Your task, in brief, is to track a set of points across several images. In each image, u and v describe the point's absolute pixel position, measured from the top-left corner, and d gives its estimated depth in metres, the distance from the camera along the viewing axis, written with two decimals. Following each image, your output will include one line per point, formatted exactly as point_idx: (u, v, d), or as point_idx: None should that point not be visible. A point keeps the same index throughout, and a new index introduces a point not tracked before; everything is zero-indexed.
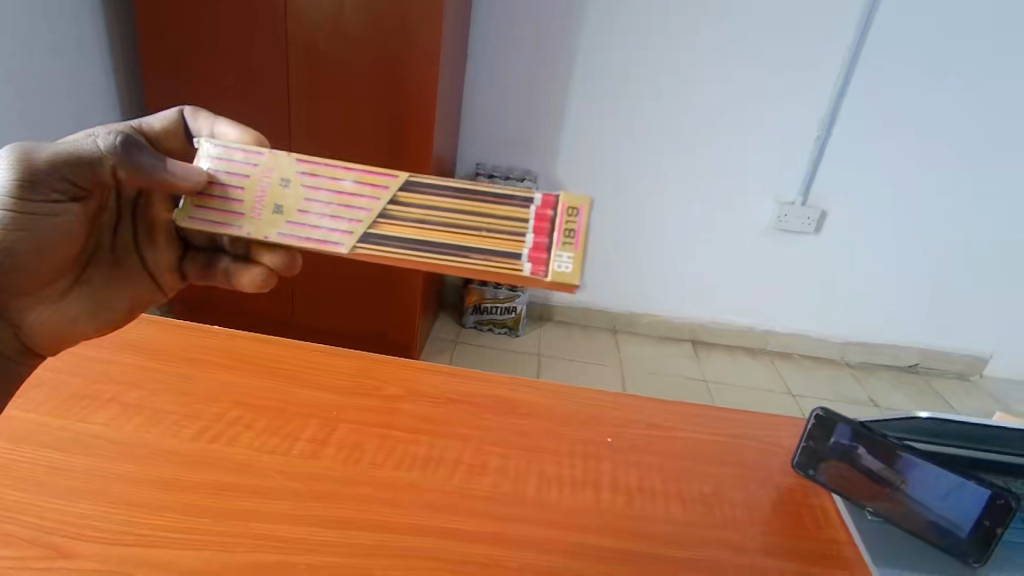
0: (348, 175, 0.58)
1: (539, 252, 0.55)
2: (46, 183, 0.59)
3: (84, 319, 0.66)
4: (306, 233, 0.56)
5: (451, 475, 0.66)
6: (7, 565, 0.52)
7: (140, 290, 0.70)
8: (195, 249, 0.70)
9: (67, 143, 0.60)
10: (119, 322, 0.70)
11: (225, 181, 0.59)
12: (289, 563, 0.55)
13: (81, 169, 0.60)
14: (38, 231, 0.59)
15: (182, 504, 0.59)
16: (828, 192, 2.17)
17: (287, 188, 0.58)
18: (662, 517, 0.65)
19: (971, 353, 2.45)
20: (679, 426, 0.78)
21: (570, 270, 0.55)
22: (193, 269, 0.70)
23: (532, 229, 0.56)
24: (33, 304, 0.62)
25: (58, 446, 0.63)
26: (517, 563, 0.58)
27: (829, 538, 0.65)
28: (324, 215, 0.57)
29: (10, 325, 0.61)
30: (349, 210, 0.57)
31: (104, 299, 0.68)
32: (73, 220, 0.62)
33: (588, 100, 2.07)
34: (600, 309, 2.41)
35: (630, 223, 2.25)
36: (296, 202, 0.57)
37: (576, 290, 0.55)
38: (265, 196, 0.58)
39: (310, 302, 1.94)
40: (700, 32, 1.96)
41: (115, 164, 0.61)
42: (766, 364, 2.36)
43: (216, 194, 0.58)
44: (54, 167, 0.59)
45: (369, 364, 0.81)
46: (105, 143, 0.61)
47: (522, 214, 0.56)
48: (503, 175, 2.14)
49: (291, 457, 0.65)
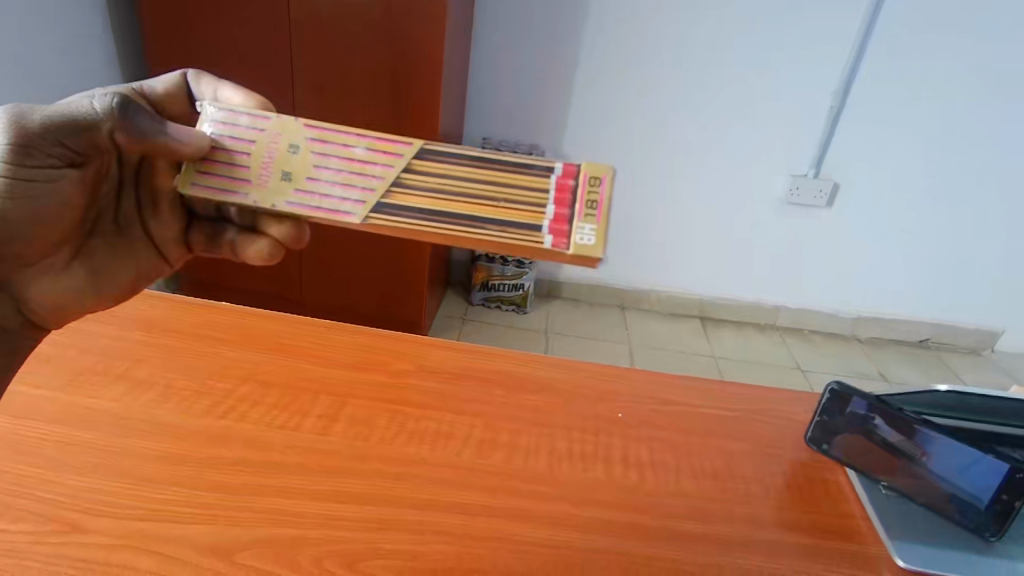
0: (359, 142, 0.57)
1: (560, 224, 0.54)
2: (41, 147, 0.57)
3: (89, 291, 0.66)
4: (316, 203, 0.55)
5: (461, 450, 0.66)
6: (21, 539, 0.52)
7: (144, 263, 0.70)
8: (200, 219, 0.70)
9: (61, 106, 0.58)
10: (124, 294, 0.70)
11: (230, 146, 0.57)
12: (302, 538, 0.55)
13: (76, 133, 0.58)
14: (31, 195, 0.58)
15: (194, 481, 0.59)
16: (841, 165, 2.13)
17: (295, 155, 0.57)
18: (673, 492, 0.65)
19: (984, 329, 2.42)
20: (691, 401, 0.78)
21: (592, 242, 0.54)
22: (198, 238, 0.70)
23: (553, 200, 0.54)
24: (35, 273, 0.62)
25: (70, 422, 0.63)
26: (529, 538, 0.58)
27: (843, 512, 0.64)
28: (334, 183, 0.56)
29: (13, 298, 0.61)
30: (362, 178, 0.56)
31: (105, 272, 0.68)
32: (68, 184, 0.61)
33: (595, 91, 2.06)
34: (608, 286, 2.39)
35: (639, 197, 2.22)
36: (305, 169, 0.56)
37: (597, 264, 0.54)
38: (272, 162, 0.57)
39: (320, 282, 1.94)
40: (706, 26, 1.94)
41: (111, 126, 0.59)
42: (774, 339, 2.35)
43: (221, 160, 0.57)
44: (47, 131, 0.57)
45: (378, 340, 0.80)
46: (100, 105, 0.59)
47: (543, 185, 0.55)
48: (510, 151, 2.11)
49: (302, 433, 0.65)
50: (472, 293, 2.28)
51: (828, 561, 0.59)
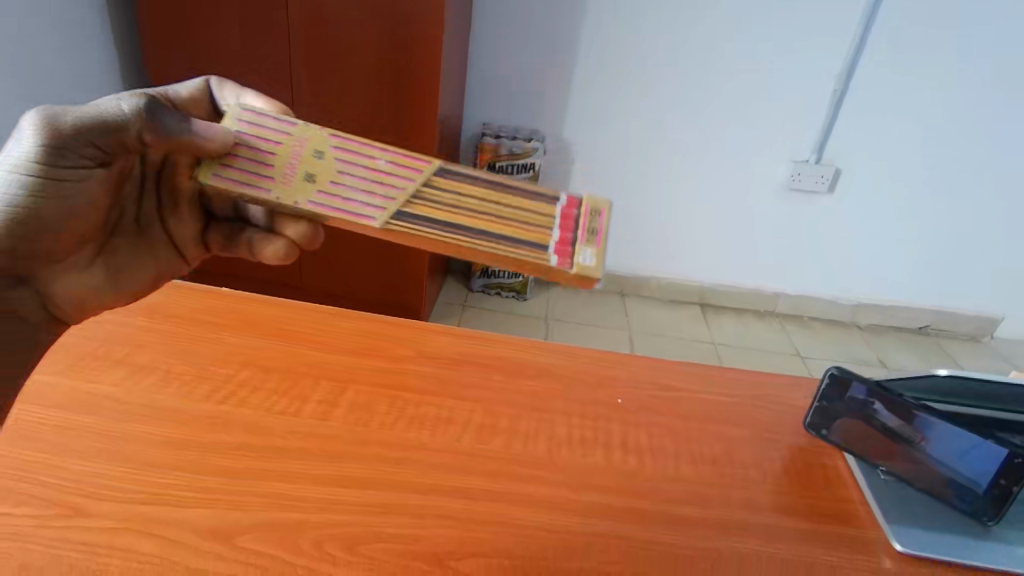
0: (382, 155, 0.57)
1: (564, 245, 0.54)
2: (72, 149, 0.56)
3: (110, 289, 0.65)
4: (338, 203, 0.54)
5: (461, 435, 0.66)
6: (23, 523, 0.53)
7: (163, 262, 0.70)
8: (219, 220, 0.72)
9: (91, 106, 0.56)
10: (142, 291, 0.70)
11: (254, 146, 0.57)
12: (303, 522, 0.55)
13: (106, 134, 0.56)
14: (59, 195, 0.57)
15: (194, 466, 0.59)
16: (843, 150, 2.12)
17: (320, 160, 0.56)
18: (672, 477, 0.65)
19: (983, 314, 2.42)
20: (691, 386, 0.78)
21: (593, 263, 0.53)
22: (216, 239, 0.72)
23: (558, 225, 0.56)
24: (62, 270, 0.61)
25: (71, 406, 0.63)
26: (528, 522, 0.58)
27: (841, 497, 0.65)
28: (356, 188, 0.55)
29: (38, 292, 0.60)
30: (384, 186, 0.56)
31: (125, 269, 0.67)
32: (96, 184, 0.59)
33: (592, 92, 2.07)
34: (608, 272, 2.39)
35: (639, 183, 2.22)
36: (329, 173, 0.56)
37: (595, 284, 0.54)
38: (296, 163, 0.56)
39: (319, 269, 1.94)
40: (710, 10, 1.92)
41: (142, 129, 0.57)
42: (774, 326, 2.35)
43: (244, 155, 0.56)
44: (80, 132, 0.55)
45: (378, 326, 0.80)
46: (131, 107, 0.57)
47: (548, 212, 0.57)
48: (509, 136, 2.09)
49: (302, 418, 0.65)
50: (472, 279, 2.28)
51: (826, 545, 0.59)
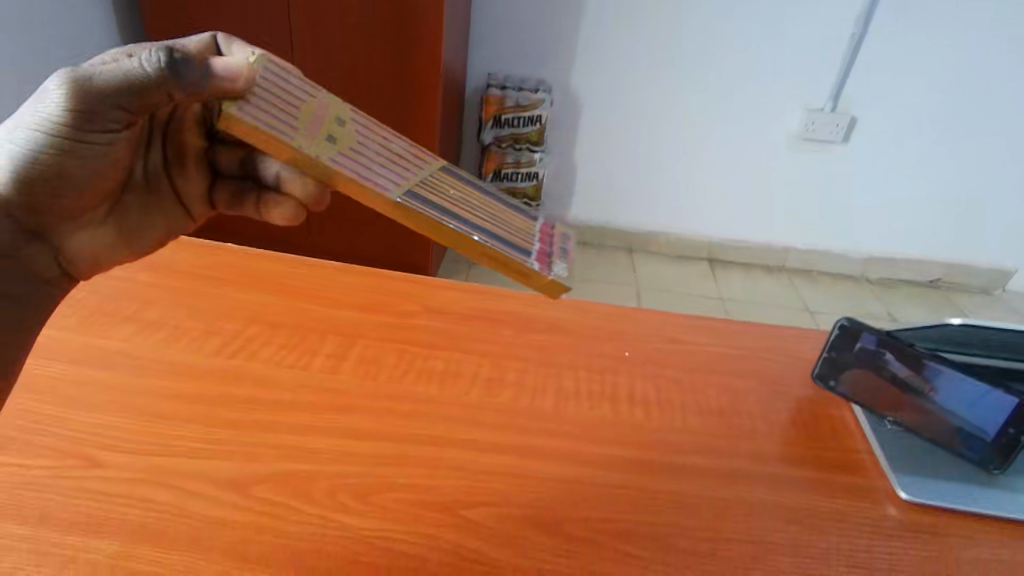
0: (393, 141, 0.56)
1: (542, 254, 0.55)
2: (100, 112, 0.51)
3: (120, 246, 0.63)
4: (357, 170, 0.51)
5: (469, 389, 0.67)
6: (41, 474, 0.54)
7: (170, 220, 0.67)
8: (225, 176, 0.68)
9: (117, 65, 0.50)
10: (151, 248, 0.67)
11: (276, 93, 0.51)
12: (315, 472, 0.56)
13: (132, 96, 0.50)
14: (82, 156, 0.53)
15: (207, 418, 0.60)
16: (859, 98, 2.07)
17: (342, 128, 0.53)
18: (678, 429, 0.65)
19: (995, 267, 2.38)
20: (698, 339, 0.78)
21: (565, 276, 0.54)
22: (222, 197, 0.68)
23: (537, 237, 0.57)
24: (77, 227, 0.58)
25: (83, 361, 0.64)
26: (536, 472, 0.59)
27: (847, 448, 0.65)
28: (371, 160, 0.52)
29: (54, 249, 0.56)
30: (396, 169, 0.54)
31: (135, 227, 0.64)
32: (119, 145, 0.55)
33: (600, 40, 2.02)
34: (616, 228, 2.37)
35: (648, 135, 2.18)
36: (350, 142, 0.52)
37: (559, 297, 0.54)
38: (320, 122, 0.51)
39: (325, 226, 1.93)
40: None
41: (169, 88, 0.50)
42: (783, 281, 2.33)
43: (264, 98, 0.50)
44: (107, 93, 0.50)
45: (385, 282, 0.80)
46: (154, 63, 0.49)
47: (528, 227, 0.58)
48: (516, 87, 2.05)
49: (311, 372, 0.66)
50: None
51: (832, 493, 0.60)
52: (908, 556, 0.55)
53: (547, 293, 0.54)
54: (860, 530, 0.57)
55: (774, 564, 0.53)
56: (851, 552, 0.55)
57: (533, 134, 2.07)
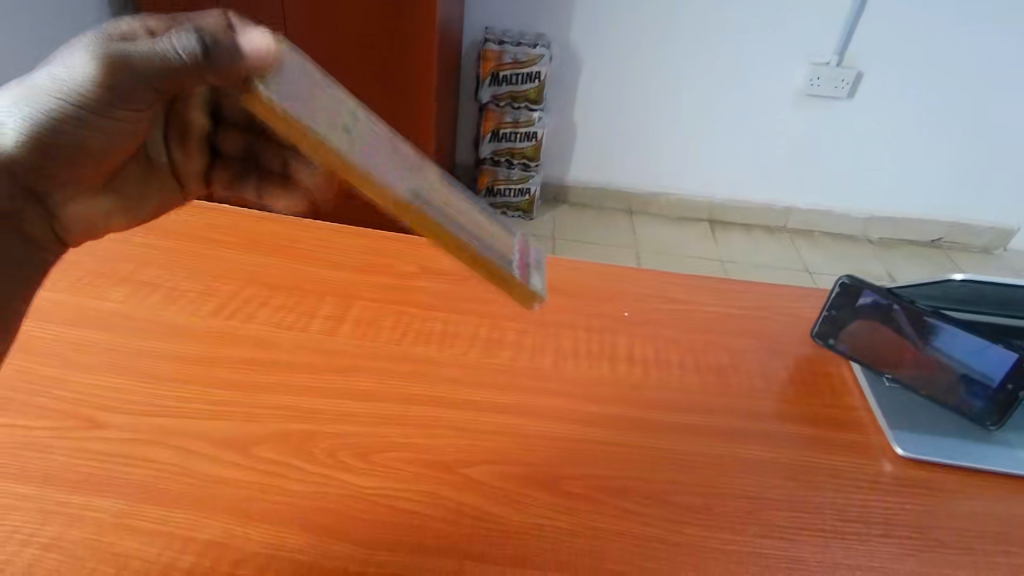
0: (400, 144, 0.52)
1: (524, 265, 0.53)
2: (128, 92, 0.48)
3: (120, 215, 0.62)
4: (381, 169, 0.46)
5: (468, 349, 0.66)
6: (44, 434, 0.54)
7: (167, 195, 0.65)
8: (226, 158, 0.65)
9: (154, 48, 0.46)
10: (146, 219, 0.66)
11: (301, 83, 0.46)
12: (315, 432, 0.56)
13: (163, 78, 0.47)
14: (100, 130, 0.51)
15: (207, 379, 0.60)
16: (865, 51, 2.02)
17: (361, 126, 0.48)
18: (677, 386, 0.66)
19: (998, 226, 2.36)
20: (698, 300, 0.77)
21: (540, 287, 0.52)
22: (221, 177, 0.66)
23: (519, 249, 0.55)
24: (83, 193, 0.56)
25: (80, 323, 0.64)
26: (534, 431, 0.59)
27: (845, 405, 0.65)
28: (388, 160, 0.48)
29: (48, 215, 0.54)
30: (409, 171, 0.50)
31: (135, 199, 0.62)
32: (144, 122, 0.53)
33: None
34: (616, 189, 2.35)
35: (649, 92, 2.14)
36: (371, 142, 0.48)
37: (535, 306, 0.52)
38: (344, 119, 0.47)
39: None
40: None
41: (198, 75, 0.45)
42: (784, 242, 2.32)
43: (292, 86, 0.45)
44: (137, 74, 0.47)
45: (382, 243, 0.79)
46: (186, 47, 0.45)
47: (511, 239, 0.55)
48: (514, 42, 2.00)
49: (309, 334, 0.66)
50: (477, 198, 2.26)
51: (828, 450, 0.60)
52: (902, 511, 0.55)
53: (523, 302, 0.51)
54: (855, 486, 0.57)
55: (770, 519, 0.54)
56: (846, 507, 0.55)
57: (531, 92, 2.03)
